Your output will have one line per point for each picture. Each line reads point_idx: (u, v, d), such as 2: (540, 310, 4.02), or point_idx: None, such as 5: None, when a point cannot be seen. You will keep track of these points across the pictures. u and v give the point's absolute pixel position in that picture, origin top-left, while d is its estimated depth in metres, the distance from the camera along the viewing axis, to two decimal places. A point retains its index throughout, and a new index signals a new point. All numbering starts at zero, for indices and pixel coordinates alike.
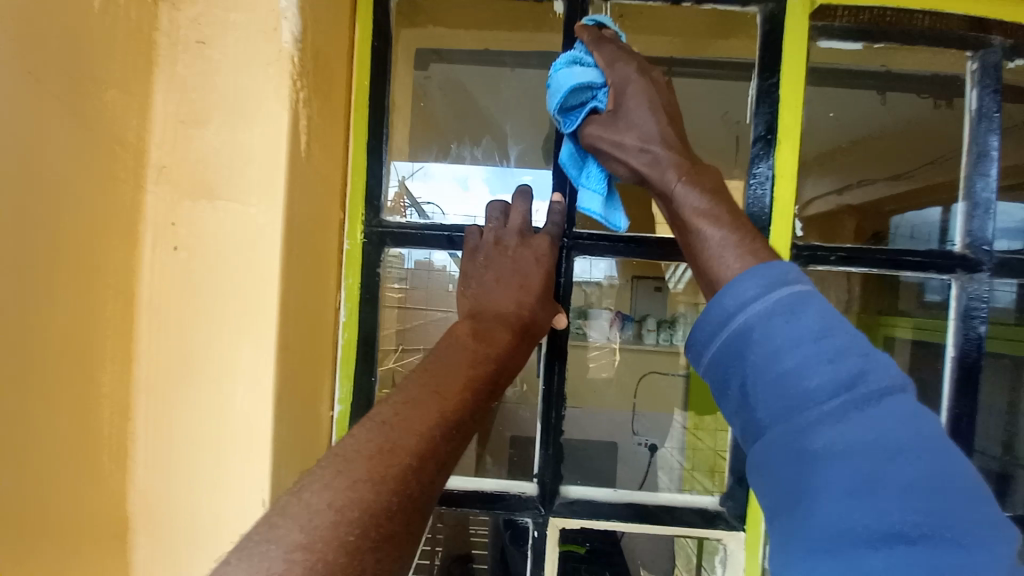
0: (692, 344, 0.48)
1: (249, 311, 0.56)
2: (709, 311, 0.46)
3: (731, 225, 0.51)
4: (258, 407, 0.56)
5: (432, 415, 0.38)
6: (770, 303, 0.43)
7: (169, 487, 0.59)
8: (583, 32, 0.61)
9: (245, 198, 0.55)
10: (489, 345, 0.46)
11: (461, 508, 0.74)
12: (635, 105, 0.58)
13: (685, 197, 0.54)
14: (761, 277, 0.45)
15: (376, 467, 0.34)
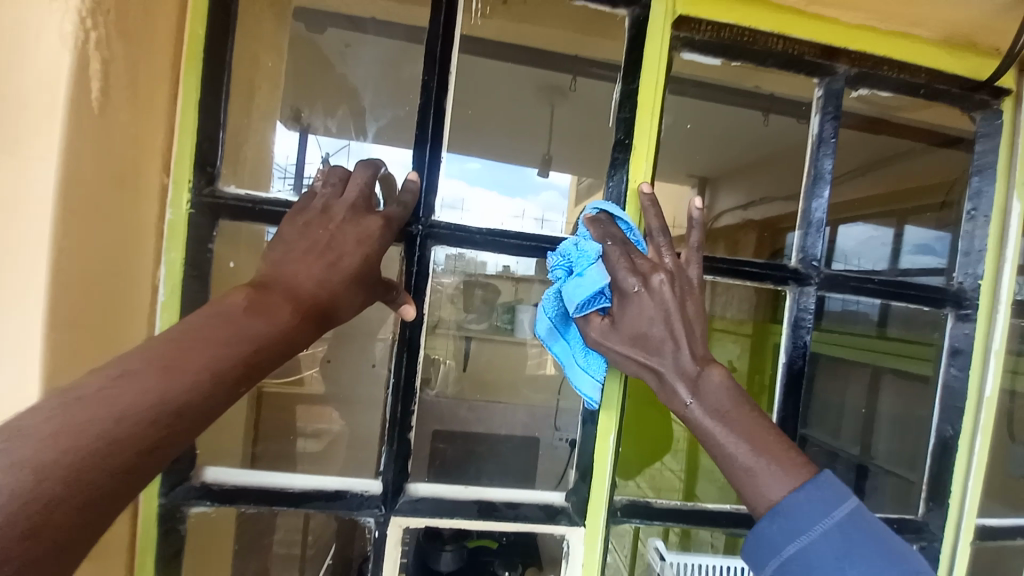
0: (748, 561, 0.54)
1: (12, 277, 0.48)
2: (761, 536, 0.52)
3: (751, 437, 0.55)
4: (14, 391, 0.48)
5: (147, 394, 0.34)
6: (815, 521, 0.50)
7: None
8: (593, 228, 0.62)
9: (14, 150, 0.48)
10: (262, 323, 0.42)
11: (294, 508, 0.69)
12: (635, 319, 0.61)
13: (710, 433, 0.57)
14: (803, 504, 0.51)
15: (47, 451, 0.30)
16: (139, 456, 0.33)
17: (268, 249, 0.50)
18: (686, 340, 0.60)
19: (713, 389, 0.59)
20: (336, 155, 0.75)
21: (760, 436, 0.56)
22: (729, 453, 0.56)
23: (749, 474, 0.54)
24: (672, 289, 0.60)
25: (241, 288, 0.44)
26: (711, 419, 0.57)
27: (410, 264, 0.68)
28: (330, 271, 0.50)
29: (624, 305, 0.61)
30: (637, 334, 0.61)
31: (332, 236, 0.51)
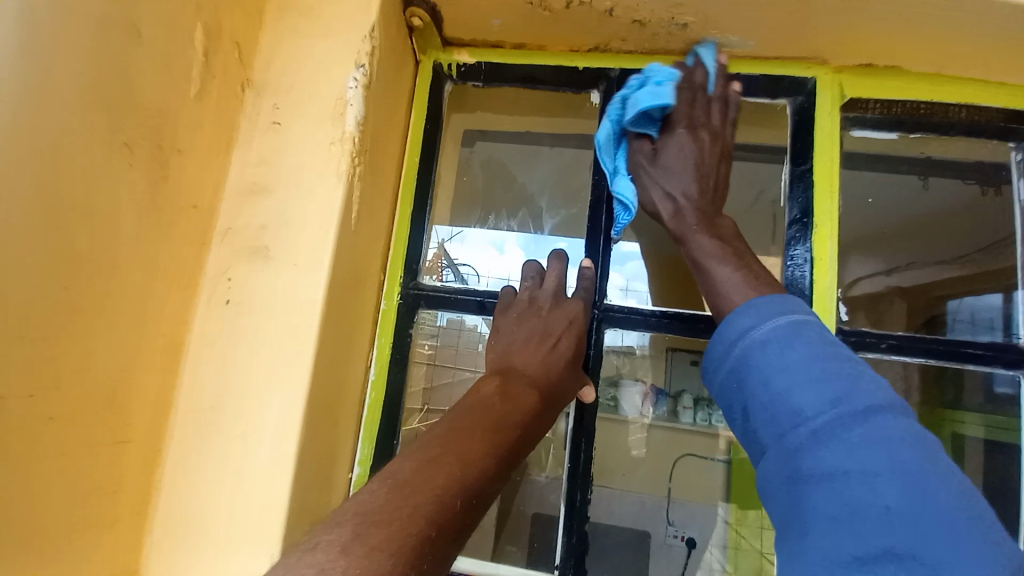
0: (707, 369, 0.53)
1: (285, 363, 0.57)
2: (719, 338, 0.51)
3: (741, 267, 0.55)
4: (280, 463, 0.55)
5: (451, 480, 0.37)
6: (772, 322, 0.48)
7: (178, 548, 0.55)
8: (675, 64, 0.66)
9: (295, 259, 0.59)
10: (517, 410, 0.45)
11: None
12: (667, 147, 0.62)
13: (703, 244, 0.58)
14: (761, 309, 0.49)
15: (387, 535, 0.33)
16: (444, 542, 0.35)
17: (491, 342, 0.54)
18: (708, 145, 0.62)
19: (721, 228, 0.59)
20: (450, 241, 0.81)
21: (754, 268, 0.55)
22: (712, 271, 0.56)
23: (717, 291, 0.55)
24: (712, 145, 0.62)
25: (490, 377, 0.48)
26: (711, 239, 0.58)
27: (588, 346, 0.71)
28: (553, 353, 0.52)
29: (668, 139, 0.63)
30: (666, 144, 0.63)
31: (547, 328, 0.53)
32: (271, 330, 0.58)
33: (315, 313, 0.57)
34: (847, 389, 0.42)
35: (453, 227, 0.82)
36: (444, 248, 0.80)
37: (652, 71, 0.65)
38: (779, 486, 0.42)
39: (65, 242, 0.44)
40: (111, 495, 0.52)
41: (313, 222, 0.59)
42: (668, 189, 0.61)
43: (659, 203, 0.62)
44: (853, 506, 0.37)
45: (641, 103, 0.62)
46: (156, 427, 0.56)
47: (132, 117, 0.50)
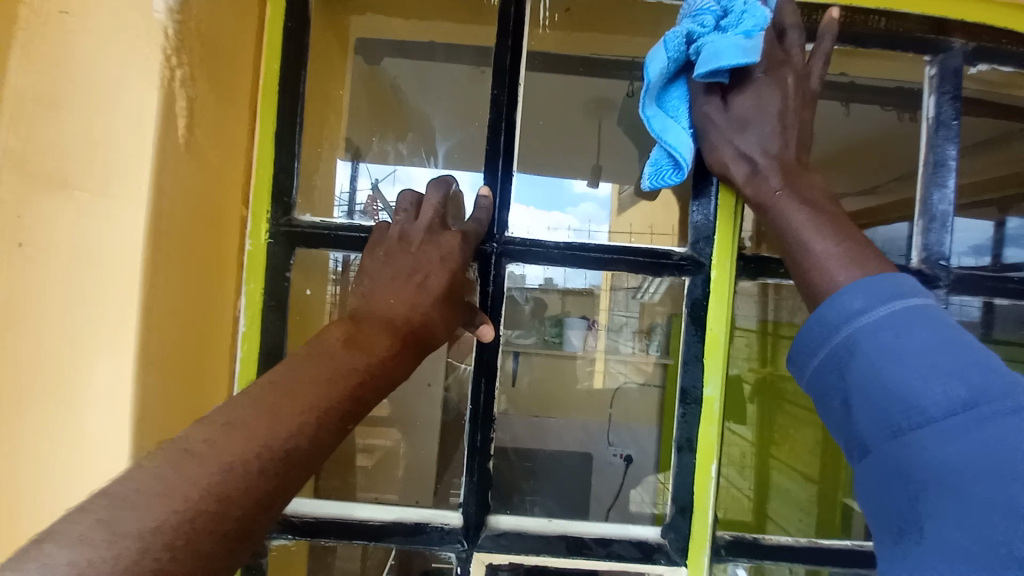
0: (795, 359, 0.50)
1: (105, 317, 0.47)
2: (815, 322, 0.48)
3: (840, 241, 0.51)
4: (114, 430, 0.48)
5: (256, 440, 0.33)
6: (867, 310, 0.45)
7: (13, 525, 0.49)
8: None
9: (104, 189, 0.47)
10: (364, 356, 0.41)
11: (378, 541, 0.66)
12: (749, 96, 0.55)
13: (792, 215, 0.53)
14: (863, 289, 0.46)
15: (156, 510, 0.28)
16: (244, 512, 0.31)
17: (354, 284, 0.50)
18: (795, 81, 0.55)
19: (807, 188, 0.55)
20: (385, 181, 0.73)
21: (846, 231, 0.52)
22: (808, 244, 0.51)
23: (819, 266, 0.50)
24: (794, 91, 0.55)
25: (339, 322, 0.44)
26: (801, 204, 0.53)
27: (486, 283, 0.65)
28: (415, 291, 0.48)
29: (746, 87, 0.55)
30: (757, 93, 0.55)
31: (413, 263, 0.49)
32: (86, 278, 0.47)
33: (138, 255, 0.47)
34: (948, 368, 0.40)
35: (389, 167, 0.74)
36: (377, 190, 0.71)
37: (735, 4, 0.50)
38: (890, 476, 0.40)
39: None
40: None
41: (122, 141, 0.47)
42: (742, 146, 0.55)
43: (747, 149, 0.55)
44: (979, 512, 0.34)
45: (718, 61, 0.50)
46: None
47: None
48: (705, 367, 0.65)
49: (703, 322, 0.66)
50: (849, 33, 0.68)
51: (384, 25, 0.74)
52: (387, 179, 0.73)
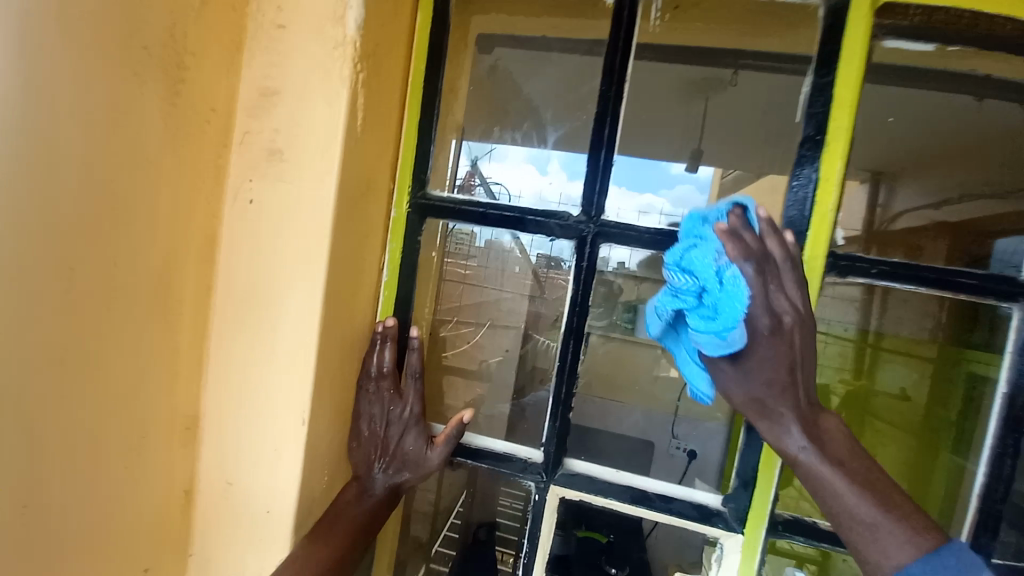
0: None
1: (304, 261, 0.64)
2: None
3: (887, 502, 0.54)
4: (304, 345, 0.65)
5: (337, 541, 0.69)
6: (925, 567, 0.50)
7: (231, 400, 0.68)
8: (738, 239, 0.57)
9: (307, 163, 0.62)
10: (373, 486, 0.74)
11: (470, 462, 0.81)
12: (756, 354, 0.59)
13: (832, 480, 0.56)
14: (948, 574, 0.49)
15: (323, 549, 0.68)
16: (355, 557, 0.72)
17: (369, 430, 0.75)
18: (807, 408, 0.60)
19: (827, 431, 0.59)
20: (483, 158, 0.86)
21: (895, 499, 0.54)
22: (854, 510, 0.54)
23: (850, 516, 0.54)
24: (801, 335, 0.58)
25: (371, 453, 0.75)
26: (824, 454, 0.57)
27: (580, 259, 0.75)
28: (383, 469, 0.74)
29: (745, 348, 0.60)
30: (755, 349, 0.59)
31: (390, 456, 0.74)
32: (290, 230, 0.64)
33: (327, 214, 0.63)
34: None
35: (487, 144, 0.86)
36: (477, 167, 0.85)
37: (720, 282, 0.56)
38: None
39: (86, 134, 0.47)
40: (170, 359, 0.62)
41: (321, 127, 0.62)
42: (748, 392, 0.60)
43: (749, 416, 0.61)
44: None
45: (704, 343, 0.59)
46: (200, 306, 0.65)
47: (135, 10, 0.49)
48: None
49: None
50: (972, 34, 0.68)
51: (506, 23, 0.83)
52: (486, 157, 0.85)
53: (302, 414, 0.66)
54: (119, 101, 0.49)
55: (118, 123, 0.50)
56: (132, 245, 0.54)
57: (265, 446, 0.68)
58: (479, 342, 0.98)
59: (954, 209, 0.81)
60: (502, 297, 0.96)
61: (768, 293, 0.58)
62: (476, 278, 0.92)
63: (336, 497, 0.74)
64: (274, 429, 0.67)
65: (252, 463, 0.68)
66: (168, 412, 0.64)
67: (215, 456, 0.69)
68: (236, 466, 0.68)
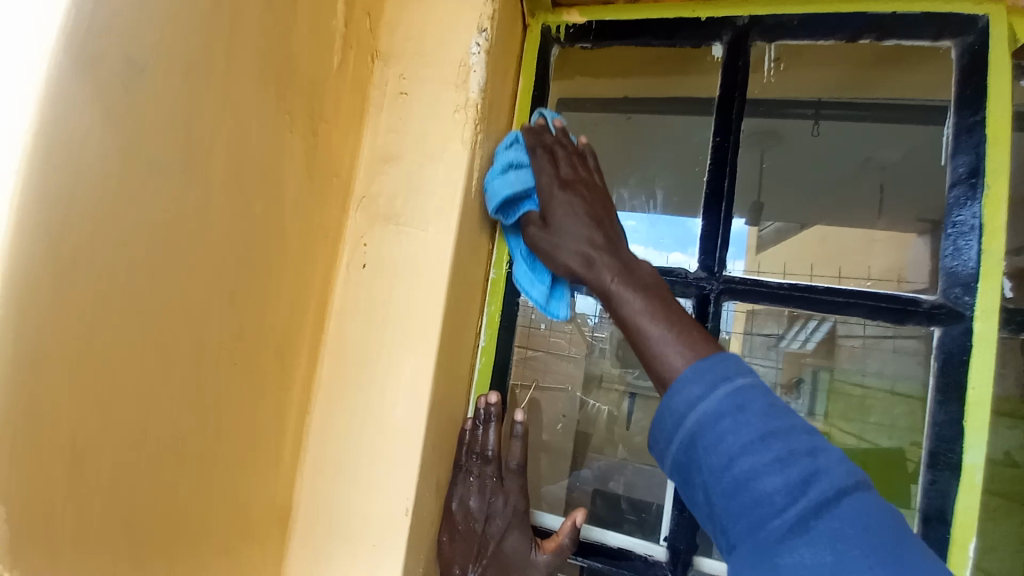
0: (654, 442, 0.49)
1: (416, 325, 0.59)
2: (660, 419, 0.47)
3: (674, 322, 0.51)
4: (415, 418, 0.58)
5: None
6: (712, 375, 0.45)
7: (327, 486, 0.60)
8: (529, 133, 0.65)
9: (425, 224, 0.60)
10: None
11: (583, 560, 0.72)
12: (562, 215, 0.61)
13: (627, 302, 0.55)
14: (700, 372, 0.46)
15: None
16: None
17: (457, 530, 0.66)
18: (609, 248, 0.59)
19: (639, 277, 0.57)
20: None
21: (677, 315, 0.52)
22: (644, 330, 0.52)
23: (651, 349, 0.51)
24: (592, 204, 0.62)
25: (470, 560, 0.66)
26: (633, 292, 0.55)
27: (704, 318, 0.70)
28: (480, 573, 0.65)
29: (549, 203, 0.62)
30: (563, 227, 0.61)
31: (490, 558, 0.65)
32: (404, 294, 0.60)
33: (444, 277, 0.59)
34: (824, 502, 0.39)
35: None
36: None
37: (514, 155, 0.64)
38: None
39: (236, 202, 0.45)
40: (274, 437, 0.56)
41: (440, 188, 0.60)
42: (573, 246, 0.60)
43: (575, 268, 0.60)
44: None
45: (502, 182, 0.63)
46: (308, 379, 0.60)
47: (285, 79, 0.49)
48: (962, 428, 0.63)
49: (960, 380, 0.63)
50: None
51: (584, 87, 0.83)
52: None
53: (407, 502, 0.58)
54: (259, 163, 0.48)
55: (257, 185, 0.48)
56: (256, 310, 0.50)
57: (364, 541, 0.59)
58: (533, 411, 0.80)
59: None
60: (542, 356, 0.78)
61: (559, 169, 0.63)
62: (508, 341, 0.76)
63: None
64: (376, 520, 0.59)
65: (349, 559, 0.59)
66: (269, 502, 0.56)
67: (306, 554, 0.60)
68: (331, 564, 0.59)
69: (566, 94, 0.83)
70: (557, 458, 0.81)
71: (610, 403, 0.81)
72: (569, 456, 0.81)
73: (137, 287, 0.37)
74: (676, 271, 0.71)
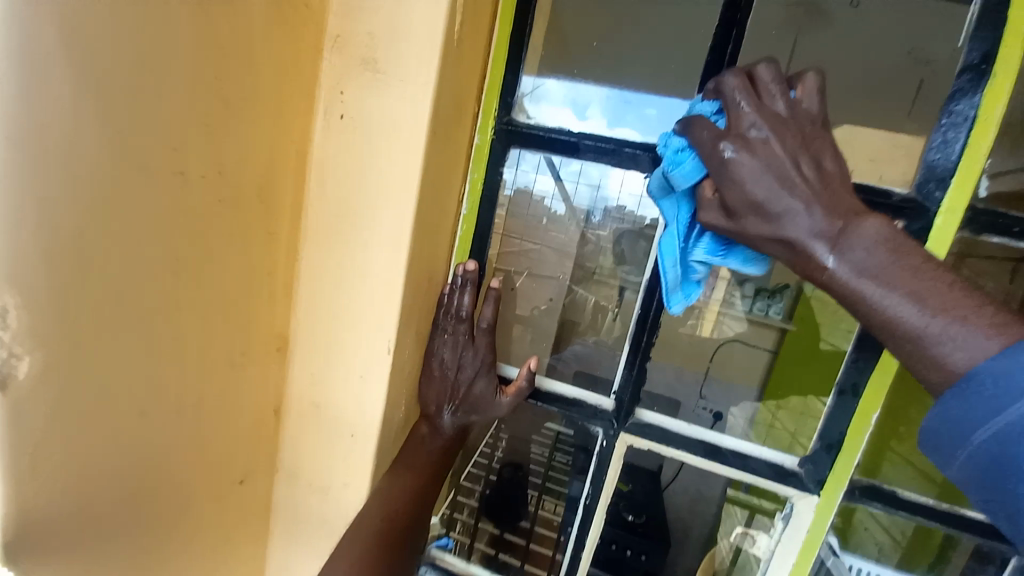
0: (931, 447, 0.42)
1: (393, 182, 0.60)
2: (950, 400, 0.40)
3: (945, 288, 0.41)
4: (391, 270, 0.62)
5: (415, 472, 0.73)
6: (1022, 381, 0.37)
7: (315, 325, 0.67)
8: (720, 87, 0.50)
9: (402, 74, 0.57)
10: (442, 420, 0.76)
11: (539, 403, 0.84)
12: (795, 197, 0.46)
13: (899, 296, 0.42)
14: (1023, 360, 0.37)
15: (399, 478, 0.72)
16: (431, 483, 0.76)
17: (432, 375, 0.75)
18: (836, 206, 0.46)
19: (866, 243, 0.44)
20: (529, 95, 0.74)
21: (946, 294, 0.41)
22: (899, 313, 0.42)
23: (896, 329, 0.42)
24: (783, 143, 0.47)
25: (442, 400, 0.76)
26: (907, 286, 0.42)
27: None
28: (450, 409, 0.76)
29: (729, 172, 0.48)
30: (787, 206, 0.46)
31: (459, 399, 0.75)
32: (382, 149, 0.59)
33: (422, 134, 0.58)
34: None
35: (535, 79, 0.75)
36: (523, 104, 0.74)
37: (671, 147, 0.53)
38: None
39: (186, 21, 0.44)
40: (262, 278, 0.61)
41: (418, 31, 0.56)
42: (787, 231, 0.46)
43: (797, 240, 0.46)
44: None
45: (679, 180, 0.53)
46: (291, 227, 0.63)
47: None
48: None
49: None
50: None
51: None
52: (532, 96, 0.74)
53: (387, 341, 0.65)
54: None
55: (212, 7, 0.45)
56: (226, 147, 0.51)
57: (348, 372, 0.68)
58: (521, 290, 0.89)
59: None
60: (542, 249, 0.85)
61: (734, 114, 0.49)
62: (510, 227, 0.82)
63: (410, 430, 0.77)
64: (359, 356, 0.67)
65: (337, 385, 0.68)
66: (262, 332, 0.64)
67: (302, 379, 0.69)
68: (322, 388, 0.69)
69: None
70: (542, 338, 0.90)
71: (602, 295, 0.86)
72: (554, 335, 0.91)
73: (81, 97, 0.38)
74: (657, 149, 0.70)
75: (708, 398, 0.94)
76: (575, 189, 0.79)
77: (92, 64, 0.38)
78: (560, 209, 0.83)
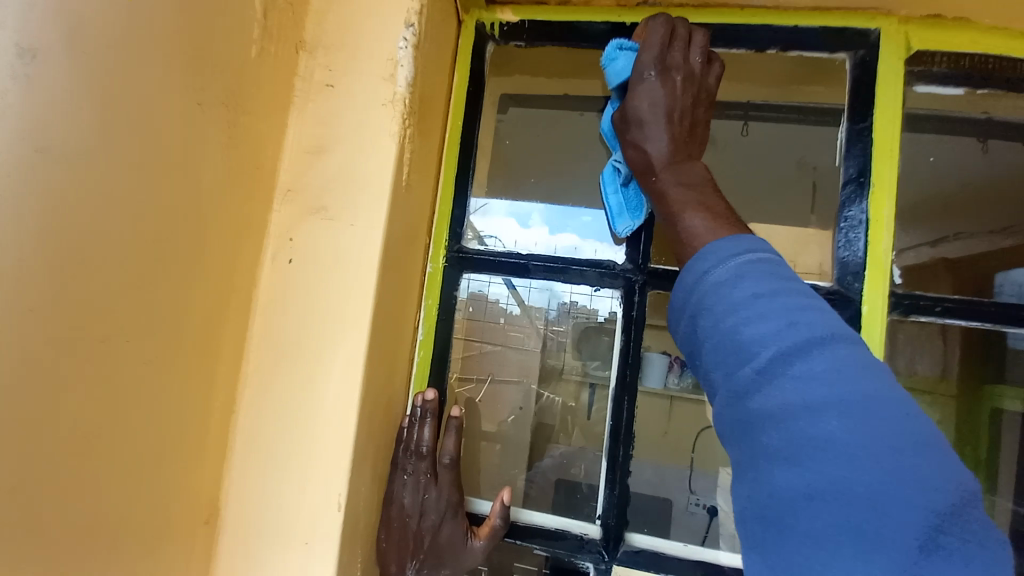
0: (672, 314, 0.53)
1: (345, 320, 0.59)
2: (683, 283, 0.52)
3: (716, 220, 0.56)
4: (344, 411, 0.58)
5: None
6: (732, 277, 0.48)
7: (255, 483, 0.59)
8: (644, 28, 0.66)
9: (352, 218, 0.60)
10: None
11: (519, 541, 0.75)
12: (656, 126, 0.63)
13: (697, 230, 0.55)
14: (723, 249, 0.50)
15: None
16: None
17: (392, 525, 0.67)
18: (681, 142, 0.63)
19: (690, 172, 0.61)
20: (477, 212, 0.80)
21: (719, 209, 0.57)
22: (691, 223, 0.56)
23: (691, 239, 0.55)
24: (683, 88, 0.64)
25: (406, 554, 0.67)
26: (702, 220, 0.56)
27: (630, 308, 0.74)
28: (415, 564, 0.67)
29: (637, 88, 0.64)
30: (650, 134, 0.63)
31: (425, 550, 0.67)
32: (333, 289, 0.59)
33: (375, 271, 0.59)
34: (853, 426, 0.38)
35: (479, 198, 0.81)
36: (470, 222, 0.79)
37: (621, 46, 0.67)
38: (769, 494, 0.39)
39: None
40: (196, 438, 0.55)
41: (368, 181, 0.60)
42: (648, 141, 0.63)
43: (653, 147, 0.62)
44: (823, 490, 0.37)
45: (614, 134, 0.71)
46: (233, 376, 0.59)
47: (188, 66, 0.47)
48: None
49: None
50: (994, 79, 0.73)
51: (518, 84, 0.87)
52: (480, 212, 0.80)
53: (338, 495, 0.58)
54: (163, 154, 0.46)
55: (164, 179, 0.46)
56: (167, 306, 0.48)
57: (294, 536, 0.59)
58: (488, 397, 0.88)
59: (949, 248, 0.76)
60: (505, 350, 0.87)
61: (668, 52, 0.65)
62: (471, 330, 0.81)
63: None
64: (306, 515, 0.58)
65: (280, 556, 0.59)
66: (193, 502, 0.55)
67: (236, 553, 0.59)
68: (262, 561, 0.59)
69: (505, 91, 0.86)
70: (518, 451, 0.90)
71: (568, 395, 0.88)
72: (528, 446, 0.91)
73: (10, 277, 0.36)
74: (603, 264, 0.74)
75: (699, 493, 0.83)
76: (528, 294, 0.81)
77: (22, 245, 0.36)
78: (514, 309, 0.83)
